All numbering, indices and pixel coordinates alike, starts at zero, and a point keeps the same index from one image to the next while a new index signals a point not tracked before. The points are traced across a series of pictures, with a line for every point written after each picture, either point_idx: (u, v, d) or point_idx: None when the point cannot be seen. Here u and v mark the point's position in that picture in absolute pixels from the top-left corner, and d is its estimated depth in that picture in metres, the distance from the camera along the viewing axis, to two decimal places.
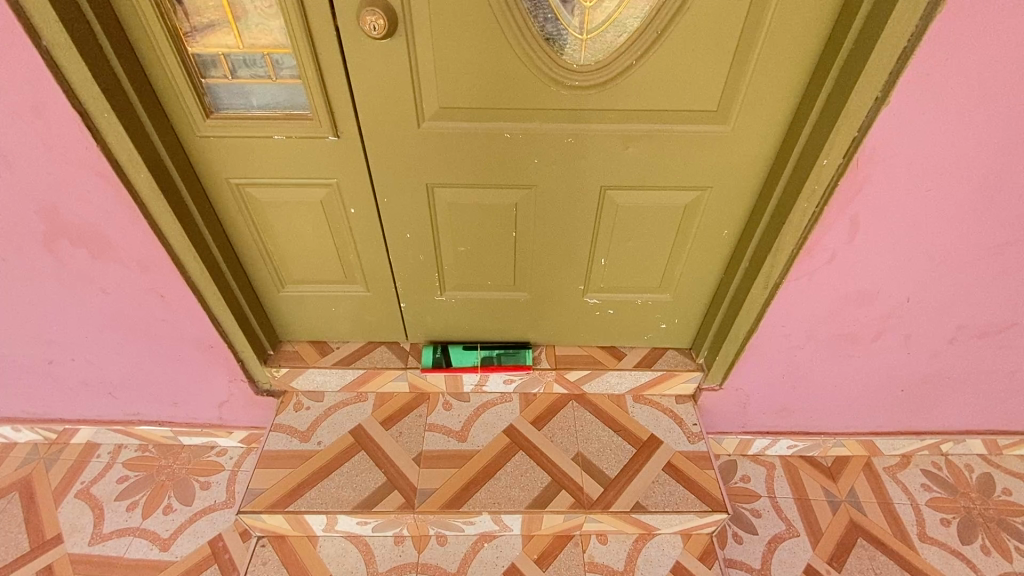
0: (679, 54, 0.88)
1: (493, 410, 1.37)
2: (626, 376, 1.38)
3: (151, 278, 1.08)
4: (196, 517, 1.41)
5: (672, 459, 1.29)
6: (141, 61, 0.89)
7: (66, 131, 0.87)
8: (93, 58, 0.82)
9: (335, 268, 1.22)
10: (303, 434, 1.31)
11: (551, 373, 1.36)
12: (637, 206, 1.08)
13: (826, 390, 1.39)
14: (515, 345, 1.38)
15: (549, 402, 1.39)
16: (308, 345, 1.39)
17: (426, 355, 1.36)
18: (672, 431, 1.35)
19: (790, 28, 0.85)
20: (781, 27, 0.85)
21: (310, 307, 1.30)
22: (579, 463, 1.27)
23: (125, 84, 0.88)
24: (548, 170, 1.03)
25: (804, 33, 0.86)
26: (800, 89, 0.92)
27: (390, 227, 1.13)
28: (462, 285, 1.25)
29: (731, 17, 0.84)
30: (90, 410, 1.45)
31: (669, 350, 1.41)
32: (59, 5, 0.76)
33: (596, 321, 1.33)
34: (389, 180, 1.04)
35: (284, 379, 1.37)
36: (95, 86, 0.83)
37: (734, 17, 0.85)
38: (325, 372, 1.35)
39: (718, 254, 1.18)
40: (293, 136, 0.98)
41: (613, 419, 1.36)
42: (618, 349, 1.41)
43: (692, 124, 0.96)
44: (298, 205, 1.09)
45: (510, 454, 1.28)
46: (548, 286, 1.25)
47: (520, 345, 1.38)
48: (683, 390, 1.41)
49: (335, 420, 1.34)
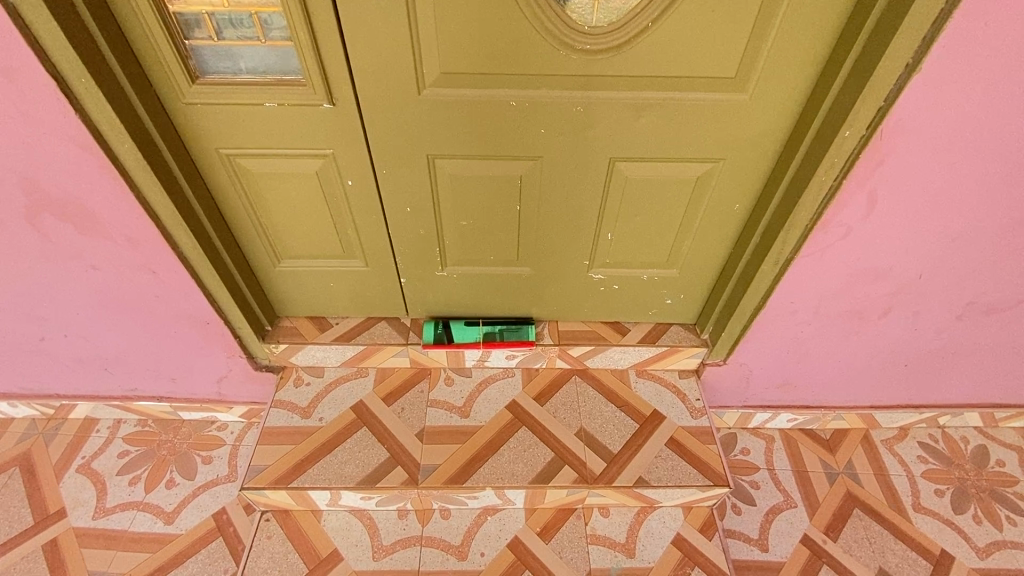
0: (699, 16, 0.82)
1: (495, 386, 1.36)
2: (630, 352, 1.36)
3: (141, 253, 1.04)
4: (198, 491, 1.42)
5: (674, 434, 1.29)
6: (117, 20, 0.83)
7: (41, 97, 0.81)
8: (64, 17, 0.76)
9: (333, 242, 1.18)
10: (303, 410, 1.30)
11: (554, 349, 1.35)
12: (646, 179, 1.04)
13: (830, 366, 1.38)
14: (518, 321, 1.36)
15: (551, 377, 1.38)
16: (307, 320, 1.36)
17: (426, 331, 1.33)
18: (674, 407, 1.35)
19: None
20: None
21: (308, 282, 1.26)
22: (582, 438, 1.27)
23: (101, 45, 0.81)
24: (554, 142, 0.98)
25: None
26: (825, 54, 0.87)
27: (390, 201, 1.08)
28: (463, 260, 1.21)
29: None
30: (86, 386, 1.43)
31: (673, 325, 1.39)
32: None
33: (600, 296, 1.31)
34: (388, 151, 1.00)
35: (283, 356, 1.35)
36: (69, 47, 0.77)
37: None
38: (325, 349, 1.33)
39: (727, 229, 1.15)
40: (286, 103, 0.92)
41: (616, 394, 1.36)
42: (622, 324, 1.39)
43: (709, 93, 0.91)
44: (293, 177, 1.04)
45: (512, 430, 1.28)
46: (552, 261, 1.22)
47: (523, 321, 1.36)
48: (686, 365, 1.41)
49: (336, 396, 1.33)
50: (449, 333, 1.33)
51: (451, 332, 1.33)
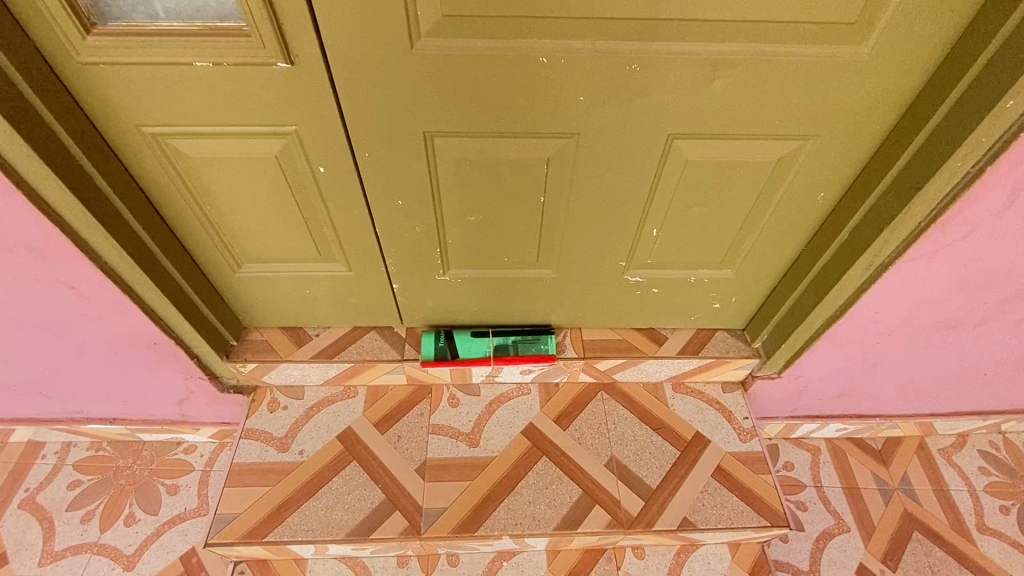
0: None
1: (508, 406, 1.15)
2: (668, 365, 1.15)
3: (51, 266, 0.80)
4: (163, 529, 1.22)
5: (722, 463, 1.10)
6: None
7: None
8: None
9: (305, 242, 0.93)
10: (279, 442, 1.08)
11: (579, 364, 1.13)
12: (710, 163, 0.80)
13: (899, 377, 1.17)
14: (535, 331, 1.13)
15: (574, 394, 1.17)
16: (281, 332, 1.12)
17: (425, 345, 1.10)
18: (719, 428, 1.15)
19: None
20: None
21: (278, 289, 1.02)
22: (614, 471, 1.07)
23: None
24: (594, 114, 0.73)
25: None
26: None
27: (376, 193, 0.83)
28: (470, 262, 0.98)
29: None
30: (22, 410, 1.21)
31: (718, 331, 1.17)
32: None
33: (635, 301, 1.09)
34: (372, 128, 0.74)
35: (253, 375, 1.12)
36: None
37: None
38: (303, 367, 1.10)
39: (802, 223, 0.91)
40: (224, 62, 0.66)
41: (651, 414, 1.15)
42: (657, 331, 1.17)
43: (813, 45, 0.66)
44: (245, 163, 0.79)
45: (531, 462, 1.07)
46: (580, 263, 0.98)
47: (541, 330, 1.13)
48: (732, 377, 1.20)
49: (318, 423, 1.11)
50: (453, 346, 1.10)
51: (454, 346, 1.10)
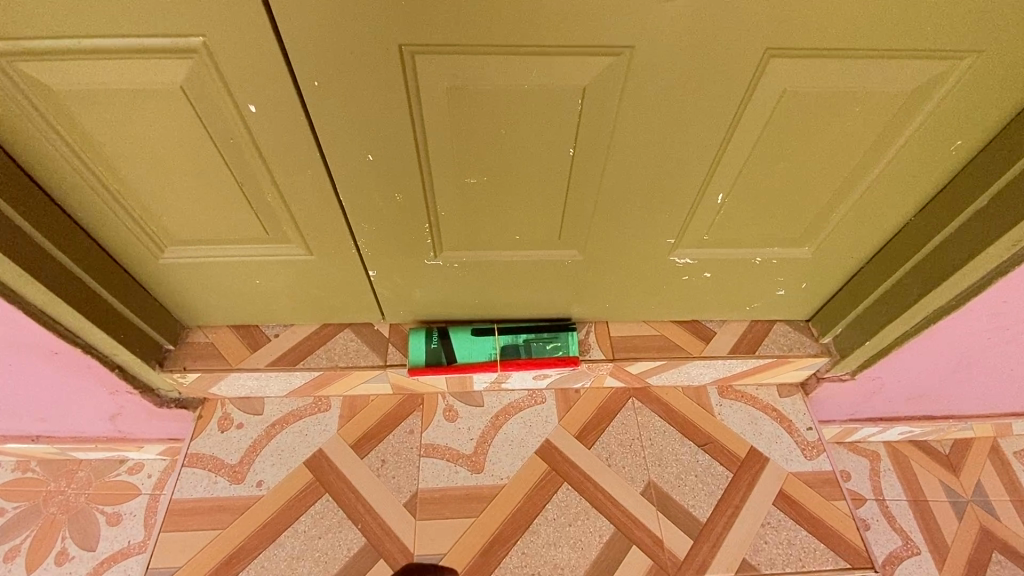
0: None
1: (518, 419, 0.93)
2: (716, 366, 0.93)
3: None
4: (102, 568, 1.00)
5: (785, 488, 0.88)
6: None
7: None
8: None
9: (245, 217, 0.68)
10: (232, 471, 0.86)
11: (606, 367, 0.91)
12: (817, 95, 0.55)
13: (995, 376, 0.96)
14: (551, 328, 0.90)
15: (599, 403, 0.95)
16: (231, 332, 0.89)
17: (413, 348, 0.87)
18: (779, 443, 0.93)
19: None
20: None
21: (218, 278, 0.78)
22: (653, 500, 0.86)
23: None
24: (657, 17, 0.48)
25: None
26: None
27: (335, 145, 0.59)
28: (470, 241, 0.74)
29: None
30: None
31: (776, 324, 0.95)
32: None
33: (680, 289, 0.85)
34: (318, 41, 0.49)
35: (197, 387, 0.89)
36: None
37: None
38: (260, 377, 0.87)
39: (918, 184, 0.68)
40: None
41: (694, 426, 0.93)
42: (702, 325, 0.94)
43: None
44: (137, 100, 0.53)
45: (549, 491, 0.85)
46: (615, 241, 0.75)
47: (559, 326, 0.90)
48: (790, 379, 0.98)
49: (281, 446, 0.88)
50: (449, 349, 0.87)
51: (451, 348, 0.87)
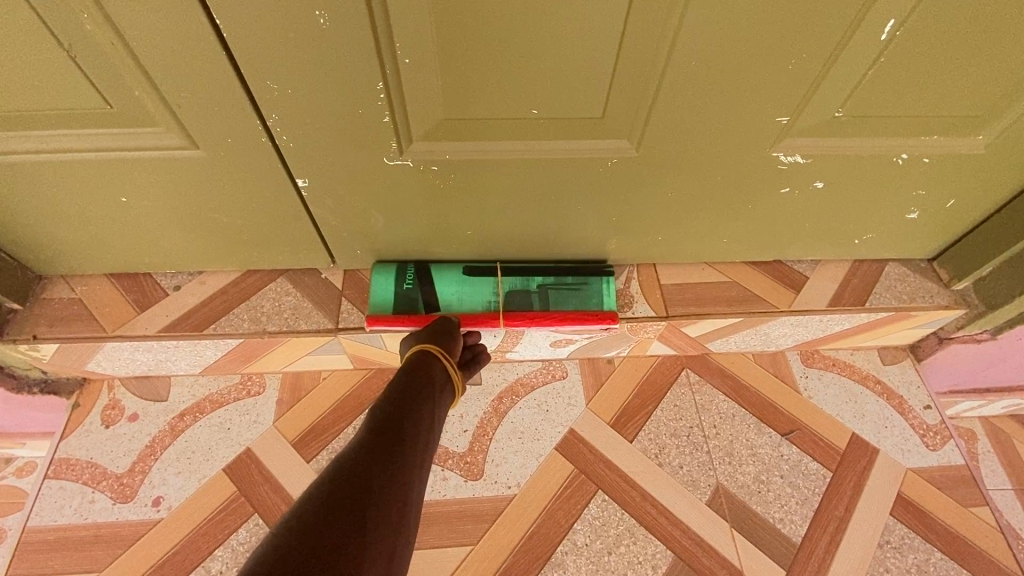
0: None
1: (530, 402, 0.66)
2: (805, 324, 0.66)
3: None
4: None
5: (906, 492, 0.63)
6: None
7: None
8: None
9: (61, 68, 0.39)
10: (118, 484, 0.59)
11: (655, 327, 0.64)
12: None
13: None
14: (580, 272, 0.62)
15: (641, 378, 0.68)
16: (110, 285, 0.61)
17: (377, 291, 0.59)
18: (889, 428, 0.68)
19: None
20: None
21: (59, 193, 0.49)
22: (724, 514, 0.60)
23: None
24: None
25: None
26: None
27: None
28: (455, 124, 0.45)
29: None
30: None
31: (889, 265, 0.68)
32: None
33: (769, 208, 0.58)
34: None
35: (66, 363, 0.61)
36: None
37: None
38: (154, 348, 0.60)
39: None
40: None
41: (773, 408, 0.68)
42: (787, 267, 0.67)
43: None
44: None
45: (577, 506, 0.60)
46: (689, 122, 0.47)
47: (592, 269, 0.63)
48: (898, 340, 0.72)
49: (191, 446, 0.61)
50: (429, 296, 0.59)
51: (432, 293, 0.59)
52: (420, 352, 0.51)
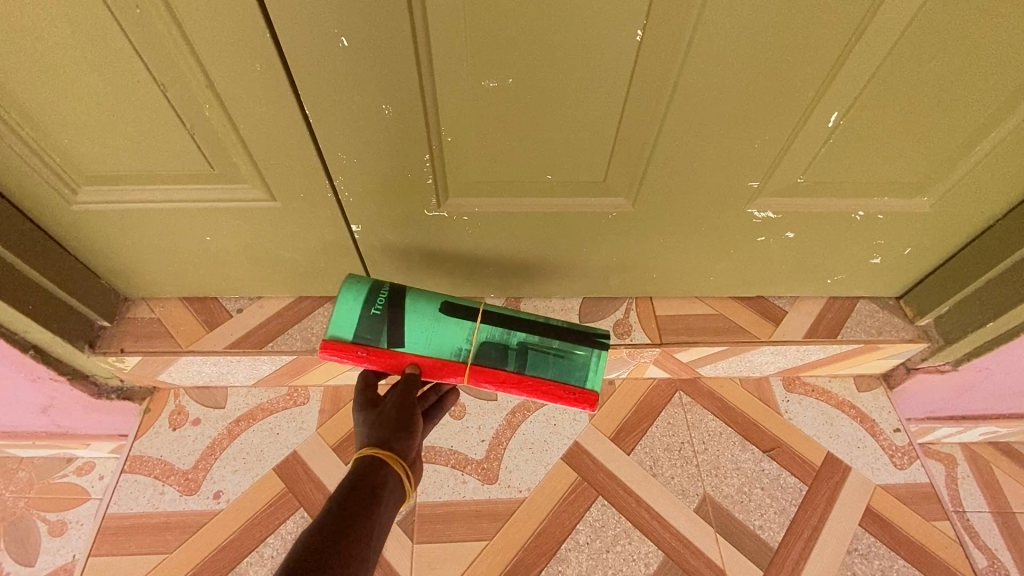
0: None
1: (540, 417, 0.75)
2: (785, 353, 0.75)
3: None
4: None
5: (874, 505, 0.71)
6: None
7: None
8: None
9: (180, 142, 0.50)
10: (183, 479, 0.69)
11: (650, 352, 0.73)
12: None
13: None
14: (571, 338, 0.56)
15: (639, 398, 0.77)
16: (183, 307, 0.71)
17: (339, 307, 0.55)
18: (861, 448, 0.76)
19: None
20: None
21: (156, 233, 0.60)
22: (711, 521, 0.68)
23: None
24: None
25: None
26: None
27: (292, 21, 0.40)
28: (484, 183, 0.55)
29: None
30: None
31: (860, 302, 0.76)
32: None
33: (749, 253, 0.67)
34: None
35: (142, 373, 0.71)
36: None
37: None
38: (219, 362, 0.70)
39: None
40: None
41: (757, 427, 0.76)
42: (768, 302, 0.76)
43: None
44: None
45: (579, 509, 0.68)
46: (676, 184, 0.56)
47: (586, 338, 0.56)
48: (871, 369, 0.80)
49: (247, 447, 0.71)
50: (395, 327, 0.54)
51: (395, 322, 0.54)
52: (370, 459, 0.42)
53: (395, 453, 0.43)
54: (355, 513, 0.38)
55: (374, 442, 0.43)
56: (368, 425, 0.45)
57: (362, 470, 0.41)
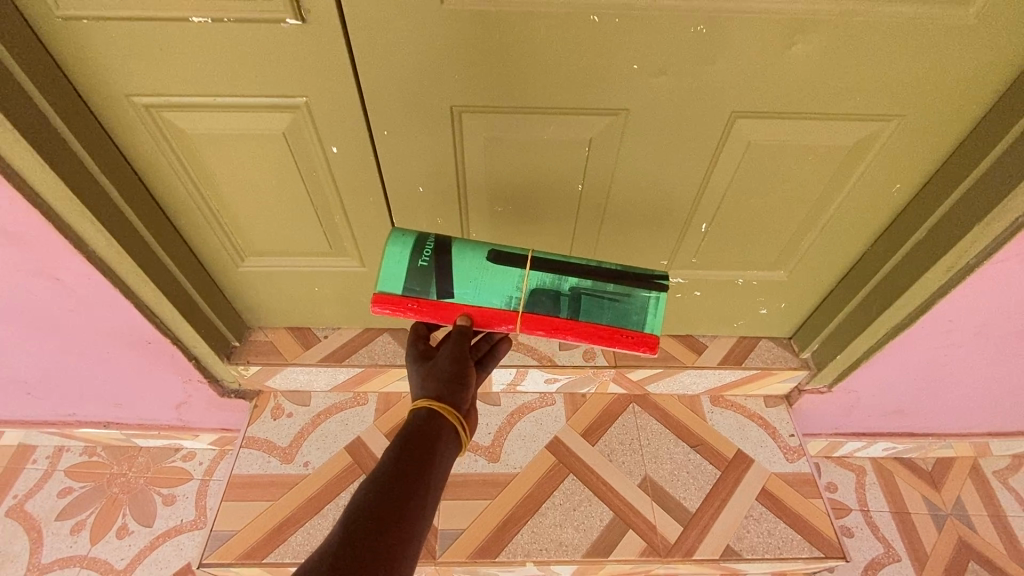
0: None
1: (531, 417, 1.05)
2: (707, 376, 1.05)
3: (30, 255, 0.71)
4: (158, 542, 1.14)
5: (768, 485, 0.99)
6: None
7: None
8: None
9: (315, 233, 0.84)
10: (283, 452, 1.00)
11: (609, 373, 1.04)
12: (777, 145, 0.69)
13: (965, 394, 1.05)
14: (620, 284, 0.70)
15: (603, 406, 1.07)
16: (286, 333, 1.04)
17: (390, 266, 0.68)
18: (763, 446, 1.04)
19: None
20: None
21: (284, 285, 0.93)
22: (649, 492, 0.97)
23: None
24: (649, 87, 0.62)
25: None
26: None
27: (393, 178, 0.74)
28: None
29: None
30: (10, 412, 1.13)
31: (762, 340, 1.07)
32: None
33: (674, 304, 0.98)
34: (390, 102, 0.64)
35: (256, 379, 1.03)
36: None
37: None
38: (310, 372, 1.02)
39: (871, 219, 0.80)
40: (223, 18, 0.56)
41: (688, 430, 1.05)
42: (696, 339, 1.07)
43: (916, 3, 0.56)
44: (248, 142, 0.69)
45: (557, 479, 0.98)
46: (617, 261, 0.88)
47: (634, 280, 0.70)
48: (775, 390, 1.10)
49: (327, 431, 1.02)
50: (439, 275, 0.68)
51: (447, 280, 0.68)
52: (429, 412, 0.55)
53: (449, 404, 0.56)
54: (421, 453, 0.52)
55: (432, 395, 0.57)
56: (426, 380, 0.59)
57: (424, 419, 0.55)
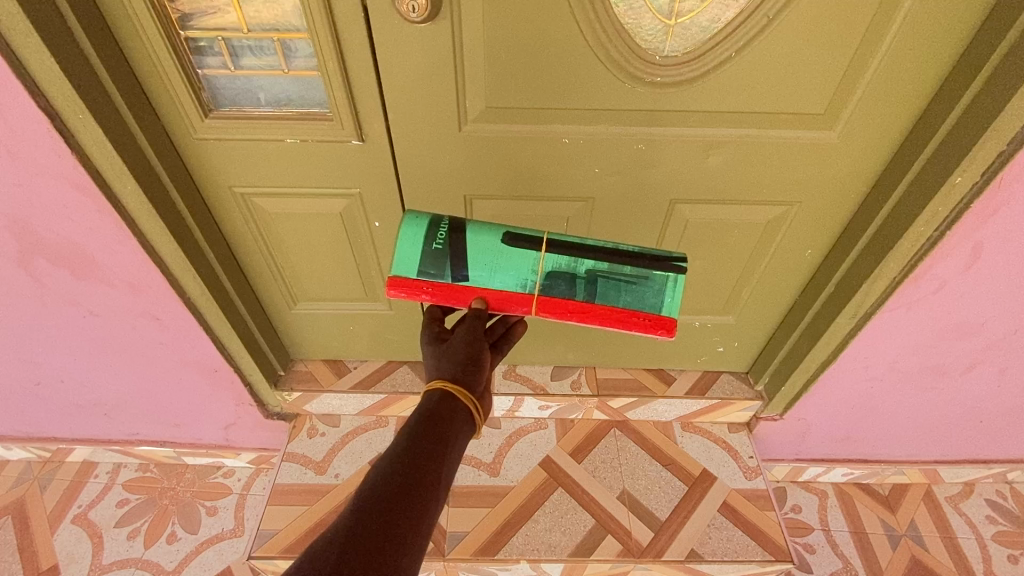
0: (779, 54, 0.71)
1: (527, 439, 1.24)
2: (676, 404, 1.23)
3: (142, 300, 0.93)
4: (202, 548, 1.31)
5: (728, 499, 1.16)
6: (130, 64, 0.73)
7: (43, 148, 0.71)
8: (70, 62, 0.66)
9: (355, 283, 1.05)
10: (317, 465, 1.19)
11: (593, 400, 1.23)
12: (710, 220, 0.91)
13: (898, 422, 1.23)
14: (635, 267, 0.77)
15: (588, 430, 1.26)
16: (323, 364, 1.24)
17: (407, 249, 0.78)
18: (726, 465, 1.22)
19: (927, 34, 0.69)
20: (914, 33, 0.69)
21: (325, 325, 1.15)
22: (626, 503, 1.15)
23: (110, 91, 0.71)
24: (608, 183, 0.85)
25: (942, 39, 0.70)
26: (937, 80, 0.74)
27: None
28: None
29: (853, 20, 0.69)
30: (84, 430, 1.32)
31: (723, 374, 1.26)
32: (42, 20, 0.62)
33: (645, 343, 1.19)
34: (419, 190, 0.87)
35: (296, 404, 1.23)
36: (72, 91, 0.66)
37: (856, 20, 0.69)
38: (342, 397, 1.21)
39: (795, 275, 1.01)
40: (308, 138, 0.80)
41: (661, 451, 1.23)
42: (666, 372, 1.26)
43: (791, 129, 0.79)
44: (313, 217, 0.92)
45: (548, 491, 1.16)
46: None
47: (647, 260, 0.78)
48: (738, 418, 1.27)
49: (354, 448, 1.21)
50: (452, 255, 0.78)
51: (461, 263, 0.77)
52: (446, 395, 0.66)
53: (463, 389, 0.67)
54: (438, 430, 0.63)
55: (449, 379, 0.68)
56: (444, 364, 0.70)
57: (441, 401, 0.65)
